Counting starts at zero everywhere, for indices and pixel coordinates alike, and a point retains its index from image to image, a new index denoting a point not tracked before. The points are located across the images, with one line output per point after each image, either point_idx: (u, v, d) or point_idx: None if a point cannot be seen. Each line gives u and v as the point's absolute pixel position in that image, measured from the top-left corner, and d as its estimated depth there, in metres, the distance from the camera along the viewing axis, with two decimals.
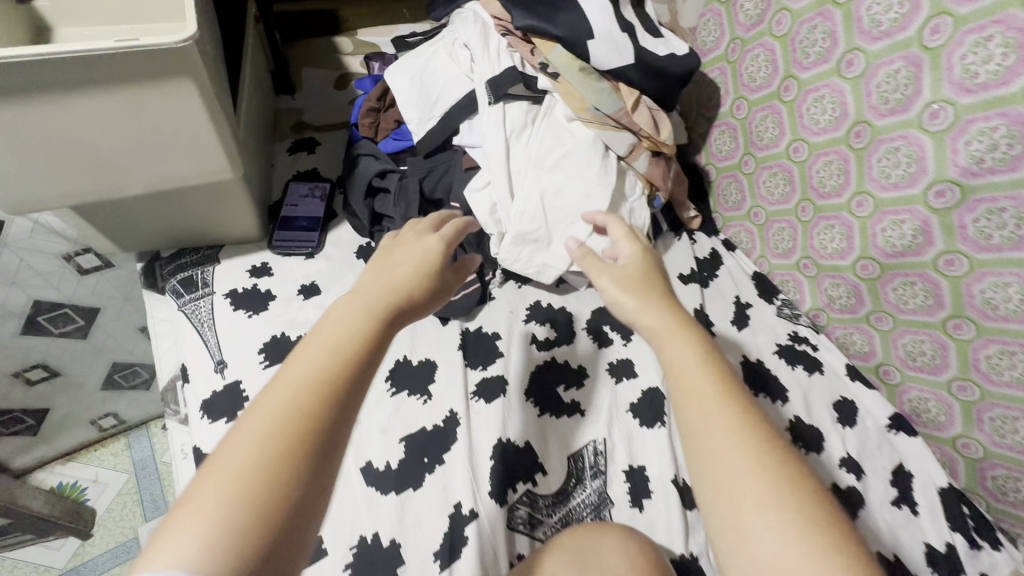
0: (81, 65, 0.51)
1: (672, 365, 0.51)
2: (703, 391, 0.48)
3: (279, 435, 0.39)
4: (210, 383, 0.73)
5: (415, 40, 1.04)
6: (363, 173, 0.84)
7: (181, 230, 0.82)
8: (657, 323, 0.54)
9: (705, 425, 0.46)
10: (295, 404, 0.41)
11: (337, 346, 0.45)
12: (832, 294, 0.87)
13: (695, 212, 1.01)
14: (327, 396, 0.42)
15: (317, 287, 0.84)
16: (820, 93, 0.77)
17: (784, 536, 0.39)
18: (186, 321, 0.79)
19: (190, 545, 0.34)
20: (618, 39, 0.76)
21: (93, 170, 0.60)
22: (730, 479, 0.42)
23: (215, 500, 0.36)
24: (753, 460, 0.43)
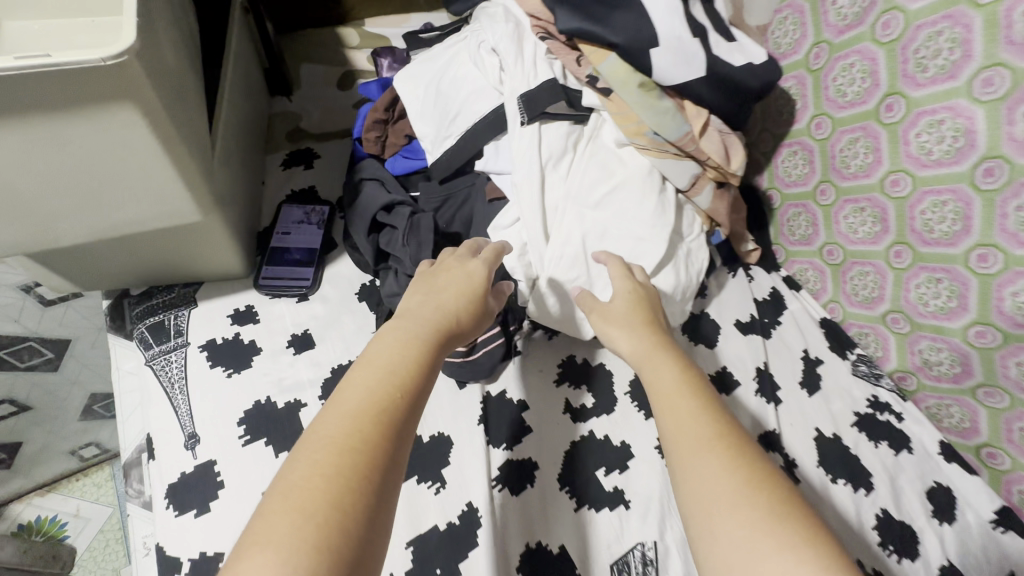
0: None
1: (651, 385, 0.50)
2: (676, 407, 0.47)
3: (341, 465, 0.37)
4: (178, 463, 0.61)
5: (431, 36, 0.89)
6: (366, 204, 0.69)
7: (152, 268, 0.69)
8: (637, 347, 0.54)
9: (680, 436, 0.45)
10: (356, 434, 0.39)
11: (387, 374, 0.43)
12: (929, 358, 0.72)
13: (754, 246, 0.83)
14: (385, 427, 0.40)
15: (310, 338, 0.71)
16: (937, 117, 0.61)
17: (759, 540, 0.37)
18: (154, 380, 0.66)
19: None
20: (687, 46, 0.60)
21: (19, 218, 0.47)
22: (700, 484, 0.41)
23: (281, 535, 0.33)
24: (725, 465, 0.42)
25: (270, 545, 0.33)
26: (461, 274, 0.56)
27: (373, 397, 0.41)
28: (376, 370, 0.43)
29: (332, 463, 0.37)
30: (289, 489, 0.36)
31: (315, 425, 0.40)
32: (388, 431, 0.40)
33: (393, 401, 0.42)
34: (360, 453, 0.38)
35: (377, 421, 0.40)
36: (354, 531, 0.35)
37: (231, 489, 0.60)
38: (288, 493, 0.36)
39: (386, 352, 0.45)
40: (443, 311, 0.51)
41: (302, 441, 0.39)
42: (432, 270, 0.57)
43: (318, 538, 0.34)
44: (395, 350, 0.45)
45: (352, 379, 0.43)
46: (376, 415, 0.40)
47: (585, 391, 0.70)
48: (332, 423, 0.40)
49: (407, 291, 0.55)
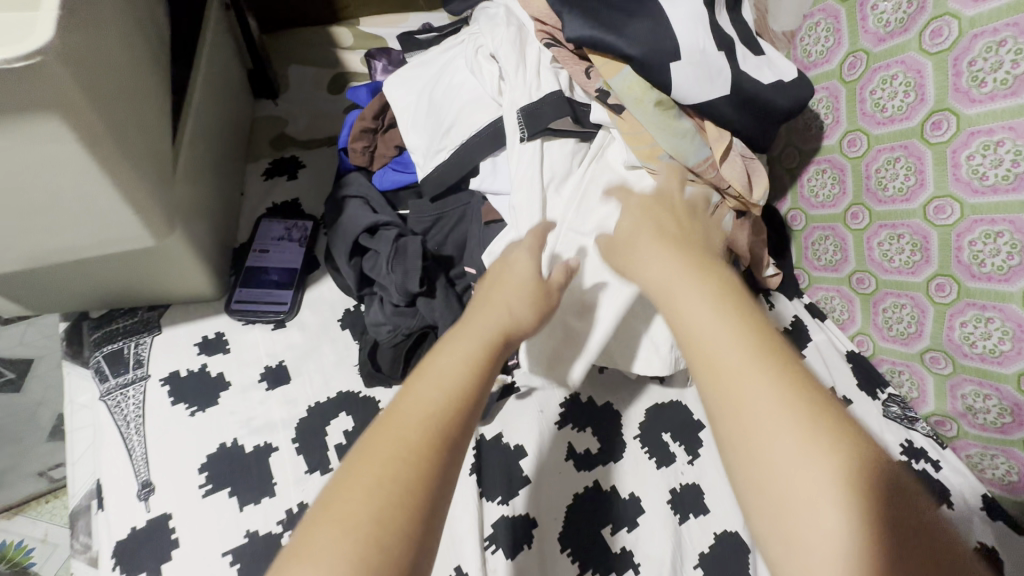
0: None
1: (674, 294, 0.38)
2: (692, 300, 0.37)
3: (384, 483, 0.31)
4: (129, 516, 0.54)
5: (427, 37, 0.82)
6: (349, 224, 0.62)
7: (109, 289, 0.61)
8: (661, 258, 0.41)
9: (713, 353, 0.34)
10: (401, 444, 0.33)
11: (443, 376, 0.37)
12: (972, 404, 0.64)
13: (777, 270, 0.76)
14: (447, 434, 0.34)
15: (286, 372, 0.63)
16: (993, 137, 0.54)
17: (786, 479, 0.30)
18: (108, 418, 0.59)
19: None
20: (711, 60, 0.53)
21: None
22: (729, 398, 0.33)
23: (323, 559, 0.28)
24: (750, 379, 0.33)
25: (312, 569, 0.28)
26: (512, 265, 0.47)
27: (425, 406, 0.35)
28: (429, 383, 0.36)
29: (380, 486, 0.31)
30: (331, 515, 0.30)
31: (371, 436, 0.34)
32: (441, 446, 0.34)
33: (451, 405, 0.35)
34: (413, 474, 0.32)
35: (425, 435, 0.33)
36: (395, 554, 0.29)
37: (186, 549, 0.52)
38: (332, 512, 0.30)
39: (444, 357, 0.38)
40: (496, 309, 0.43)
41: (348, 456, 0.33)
42: (483, 283, 0.47)
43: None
44: (452, 354, 0.38)
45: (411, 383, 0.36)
46: (432, 423, 0.34)
47: (590, 435, 0.63)
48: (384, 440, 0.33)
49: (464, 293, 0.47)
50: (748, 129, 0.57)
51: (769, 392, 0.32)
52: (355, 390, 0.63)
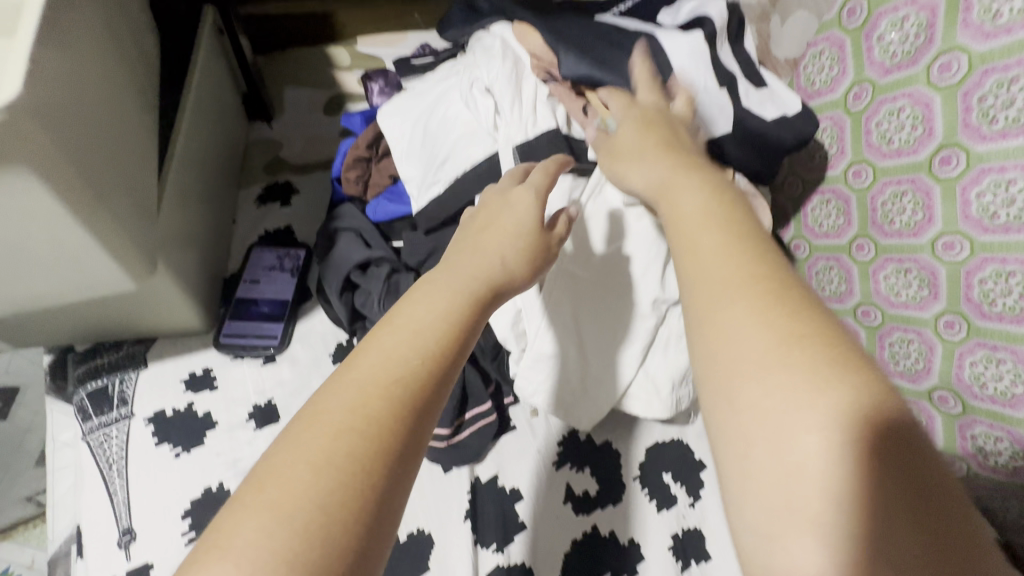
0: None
1: (667, 209, 0.37)
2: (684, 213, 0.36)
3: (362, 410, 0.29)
4: (109, 566, 0.52)
5: (424, 62, 0.81)
6: (341, 259, 0.61)
7: (92, 325, 0.60)
8: (655, 178, 0.39)
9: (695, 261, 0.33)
10: (378, 372, 0.31)
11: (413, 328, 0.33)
12: (983, 446, 0.62)
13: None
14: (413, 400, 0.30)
15: (274, 410, 0.62)
16: (1004, 175, 0.52)
17: (783, 380, 0.28)
18: (89, 460, 0.57)
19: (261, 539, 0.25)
20: (714, 98, 0.52)
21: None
22: (713, 303, 0.31)
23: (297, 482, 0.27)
24: (737, 281, 0.31)
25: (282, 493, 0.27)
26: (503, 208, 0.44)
27: (389, 360, 0.31)
28: (399, 331, 0.33)
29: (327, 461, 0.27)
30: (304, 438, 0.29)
31: (325, 395, 0.30)
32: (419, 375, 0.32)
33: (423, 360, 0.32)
34: (367, 447, 0.28)
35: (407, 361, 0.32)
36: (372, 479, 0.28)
37: None
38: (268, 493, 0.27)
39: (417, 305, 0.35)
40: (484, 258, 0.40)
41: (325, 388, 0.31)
42: (474, 222, 0.43)
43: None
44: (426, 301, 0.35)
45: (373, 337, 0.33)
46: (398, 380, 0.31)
47: (588, 476, 0.61)
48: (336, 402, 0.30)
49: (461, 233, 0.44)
50: (752, 165, 0.55)
51: (760, 299, 0.30)
52: None
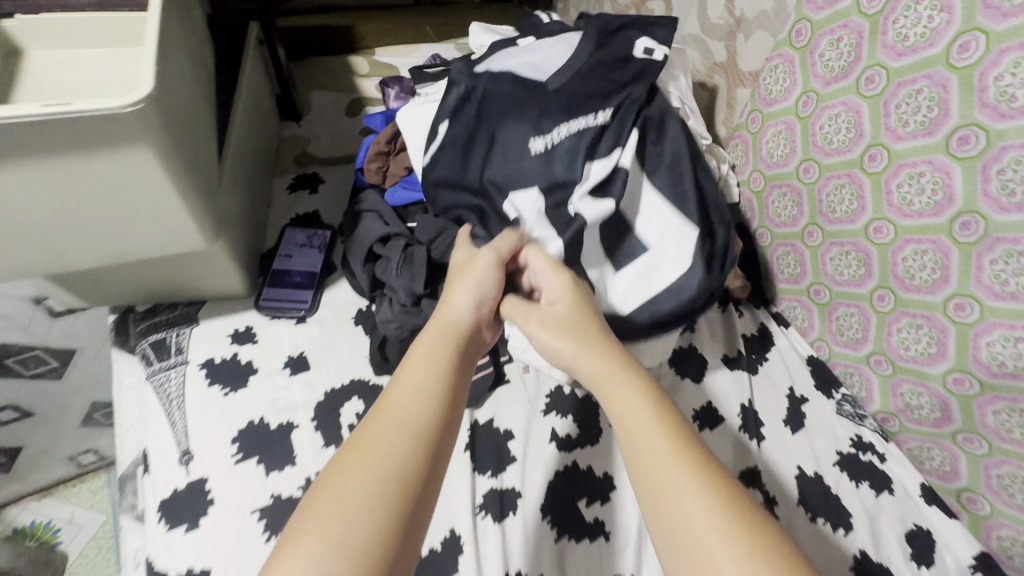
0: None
1: (615, 411, 0.50)
2: (630, 408, 0.49)
3: (391, 445, 0.43)
4: (171, 479, 0.63)
5: (435, 71, 0.93)
6: (364, 235, 0.73)
7: (156, 286, 0.71)
8: (600, 369, 0.52)
9: (643, 451, 0.46)
10: (402, 422, 0.44)
11: (419, 393, 0.47)
12: (910, 402, 0.73)
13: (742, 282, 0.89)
14: (423, 452, 0.43)
15: (306, 361, 0.73)
16: (917, 169, 0.64)
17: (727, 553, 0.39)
18: (153, 395, 0.68)
19: (331, 534, 0.37)
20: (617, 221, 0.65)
21: (20, 247, 0.49)
22: (662, 488, 0.43)
23: (348, 491, 0.40)
24: (677, 473, 0.43)
25: (334, 506, 0.39)
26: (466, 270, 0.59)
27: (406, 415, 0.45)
28: (407, 387, 0.47)
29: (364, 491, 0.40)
30: (345, 469, 0.42)
31: (364, 431, 0.44)
32: (428, 418, 0.45)
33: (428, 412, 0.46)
34: (397, 462, 0.42)
35: (420, 408, 0.46)
36: (408, 487, 0.41)
37: (220, 505, 0.61)
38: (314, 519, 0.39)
39: (418, 366, 0.49)
40: (456, 319, 0.55)
41: (357, 433, 0.44)
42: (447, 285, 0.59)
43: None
44: (425, 362, 0.49)
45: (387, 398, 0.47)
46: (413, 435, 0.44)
47: (571, 422, 0.72)
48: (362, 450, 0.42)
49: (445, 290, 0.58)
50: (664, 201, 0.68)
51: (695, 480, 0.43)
52: (367, 378, 0.72)
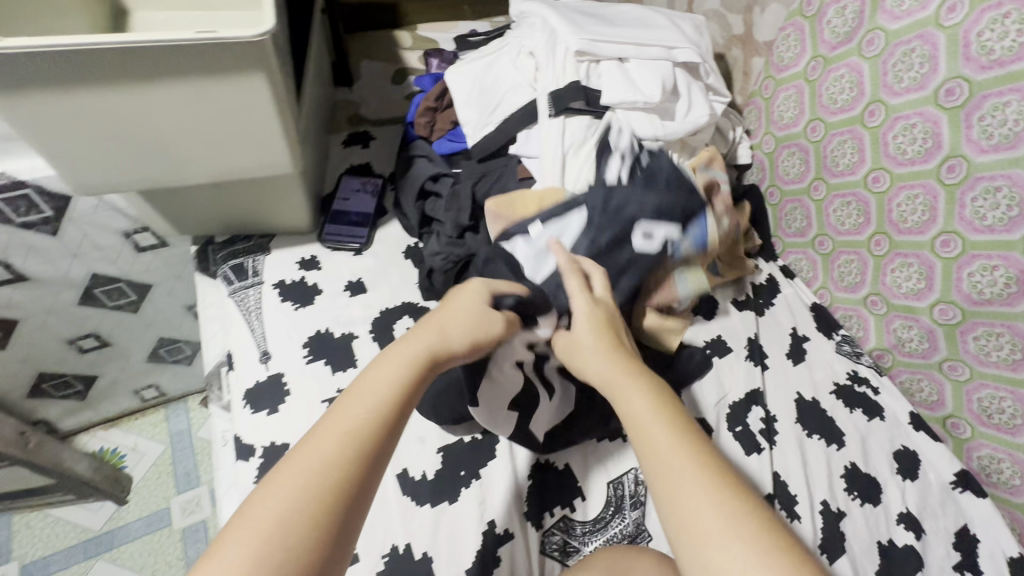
0: (147, 55, 0.49)
1: (627, 414, 0.52)
2: (642, 412, 0.51)
3: (329, 471, 0.43)
4: (253, 373, 0.74)
5: (477, 40, 1.05)
6: (416, 175, 0.84)
7: (238, 215, 0.82)
8: (608, 373, 0.55)
9: (653, 453, 0.48)
10: (344, 447, 0.44)
11: (369, 414, 0.46)
12: (902, 336, 0.81)
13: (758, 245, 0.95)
14: (358, 480, 0.44)
15: (363, 285, 0.83)
16: (910, 121, 0.72)
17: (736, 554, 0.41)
18: (235, 308, 0.79)
19: (248, 550, 0.39)
20: None
21: (149, 159, 0.59)
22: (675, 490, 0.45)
23: (276, 509, 0.41)
24: (691, 474, 0.46)
25: (259, 522, 0.40)
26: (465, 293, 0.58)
27: (352, 435, 0.45)
28: (359, 407, 0.47)
29: (290, 515, 0.40)
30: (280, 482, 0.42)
31: (307, 449, 0.44)
32: (373, 446, 0.46)
33: (372, 438, 0.45)
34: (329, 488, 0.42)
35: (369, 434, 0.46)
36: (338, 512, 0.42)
37: (295, 395, 0.72)
38: (235, 534, 0.40)
39: (376, 387, 0.48)
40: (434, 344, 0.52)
41: (299, 449, 0.44)
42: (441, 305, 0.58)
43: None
44: (385, 386, 0.48)
45: (340, 411, 0.47)
46: (347, 459, 0.44)
47: None
48: (302, 466, 0.43)
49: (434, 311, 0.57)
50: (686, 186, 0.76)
51: (708, 479, 0.45)
52: (416, 302, 0.83)
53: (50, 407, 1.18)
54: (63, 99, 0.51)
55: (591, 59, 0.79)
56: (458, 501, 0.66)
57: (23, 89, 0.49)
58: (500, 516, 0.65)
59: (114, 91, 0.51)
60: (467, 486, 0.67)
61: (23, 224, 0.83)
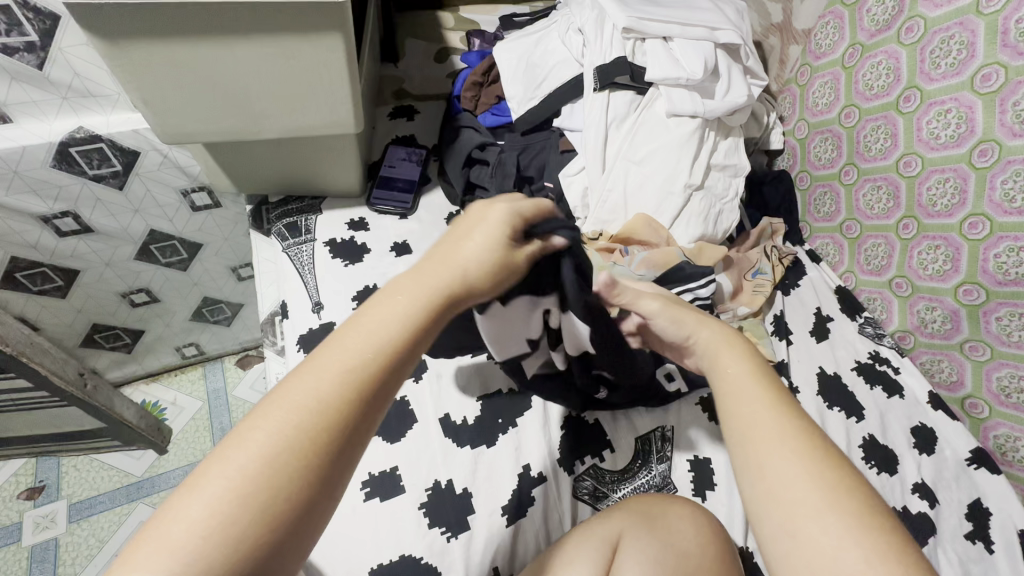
0: (241, 11, 0.54)
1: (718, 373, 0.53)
2: (734, 373, 0.52)
3: (322, 403, 0.37)
4: (307, 321, 0.79)
5: (523, 20, 1.09)
6: (463, 144, 0.88)
7: (293, 175, 0.88)
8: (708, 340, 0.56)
9: (740, 404, 0.48)
10: (342, 378, 0.38)
11: (374, 348, 0.40)
12: (925, 318, 0.84)
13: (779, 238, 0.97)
14: (358, 418, 0.38)
15: (408, 247, 0.88)
16: (945, 107, 0.74)
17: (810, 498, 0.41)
18: (289, 262, 0.84)
19: (227, 484, 0.33)
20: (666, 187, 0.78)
21: (224, 109, 0.64)
22: (757, 436, 0.45)
23: (263, 440, 0.35)
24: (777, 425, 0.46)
25: (241, 453, 0.35)
26: (485, 218, 0.50)
27: (348, 364, 0.39)
28: (364, 333, 0.41)
29: (279, 448, 0.35)
30: (268, 410, 0.37)
31: (299, 376, 0.38)
32: (375, 380, 0.39)
33: (374, 372, 0.39)
34: (322, 422, 0.37)
35: (369, 365, 0.39)
36: (331, 452, 0.36)
37: None
38: (218, 461, 0.35)
39: (379, 314, 0.42)
40: (450, 274, 0.46)
41: (292, 374, 0.39)
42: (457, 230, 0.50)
43: (210, 555, 0.31)
44: (388, 312, 0.42)
45: (338, 337, 0.41)
46: (345, 395, 0.38)
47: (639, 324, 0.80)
48: (295, 392, 0.37)
49: (447, 239, 0.50)
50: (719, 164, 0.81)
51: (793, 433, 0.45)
52: None
53: (99, 358, 1.25)
54: (159, 48, 0.55)
55: (636, 37, 0.82)
56: (496, 446, 0.70)
57: (129, 37, 0.54)
58: (534, 461, 0.69)
59: (207, 45, 0.56)
60: (505, 432, 0.71)
61: (94, 176, 0.89)
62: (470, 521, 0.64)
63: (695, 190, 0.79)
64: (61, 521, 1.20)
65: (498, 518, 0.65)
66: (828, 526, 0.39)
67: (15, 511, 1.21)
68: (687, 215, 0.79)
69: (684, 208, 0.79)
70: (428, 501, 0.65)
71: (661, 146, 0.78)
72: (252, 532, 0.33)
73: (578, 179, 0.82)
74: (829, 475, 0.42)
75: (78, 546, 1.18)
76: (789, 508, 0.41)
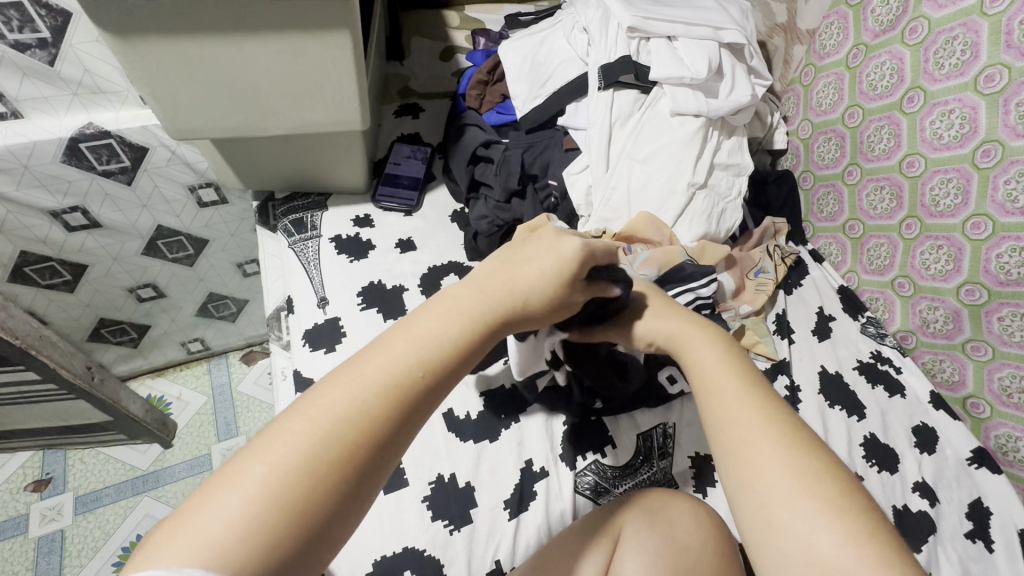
0: (252, 8, 0.55)
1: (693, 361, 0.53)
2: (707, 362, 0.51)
3: (365, 408, 0.37)
4: (312, 316, 0.80)
5: (528, 19, 1.10)
6: (467, 142, 0.89)
7: (303, 172, 0.89)
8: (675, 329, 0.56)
9: (717, 395, 0.48)
10: (385, 387, 0.39)
11: (418, 360, 0.41)
12: (928, 318, 0.84)
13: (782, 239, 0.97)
14: (396, 429, 0.38)
15: (412, 243, 0.89)
16: (948, 107, 0.74)
17: (790, 487, 0.41)
18: (294, 258, 0.85)
19: (263, 478, 0.33)
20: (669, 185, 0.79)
21: (234, 105, 0.65)
22: (736, 428, 0.45)
23: (303, 437, 0.35)
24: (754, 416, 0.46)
25: (281, 447, 0.35)
26: (553, 249, 0.51)
27: (392, 374, 0.39)
28: (411, 346, 0.41)
29: (317, 447, 0.35)
30: (310, 408, 0.37)
31: (344, 378, 0.39)
32: (416, 394, 0.40)
33: (415, 386, 0.40)
34: (362, 428, 0.37)
35: (412, 379, 0.40)
36: (366, 461, 0.36)
37: (351, 337, 0.78)
38: (257, 453, 0.35)
39: (427, 329, 0.43)
40: (499, 297, 0.47)
41: (337, 374, 0.39)
42: (517, 254, 0.52)
43: (239, 547, 0.31)
44: (434, 328, 0.43)
45: (385, 345, 0.41)
46: (388, 404, 0.38)
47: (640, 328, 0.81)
48: (338, 393, 0.38)
49: (501, 261, 0.51)
50: (722, 162, 0.82)
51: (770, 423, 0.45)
52: (462, 262, 0.88)
53: (106, 352, 1.26)
54: (170, 45, 0.56)
55: (641, 36, 0.83)
56: (498, 441, 0.71)
57: (141, 33, 0.55)
58: (537, 456, 0.70)
59: (217, 41, 0.57)
60: (507, 427, 0.72)
61: (103, 171, 0.90)
62: (473, 514, 0.65)
63: (698, 189, 0.79)
64: (67, 514, 1.21)
65: (500, 511, 0.66)
66: (806, 516, 0.40)
67: (21, 503, 1.22)
68: (690, 213, 0.79)
69: (687, 206, 0.79)
70: (431, 495, 0.66)
71: (665, 145, 0.79)
72: (282, 529, 0.32)
73: (582, 177, 0.83)
74: (809, 466, 0.42)
75: (83, 538, 1.19)
76: (767, 499, 0.42)
